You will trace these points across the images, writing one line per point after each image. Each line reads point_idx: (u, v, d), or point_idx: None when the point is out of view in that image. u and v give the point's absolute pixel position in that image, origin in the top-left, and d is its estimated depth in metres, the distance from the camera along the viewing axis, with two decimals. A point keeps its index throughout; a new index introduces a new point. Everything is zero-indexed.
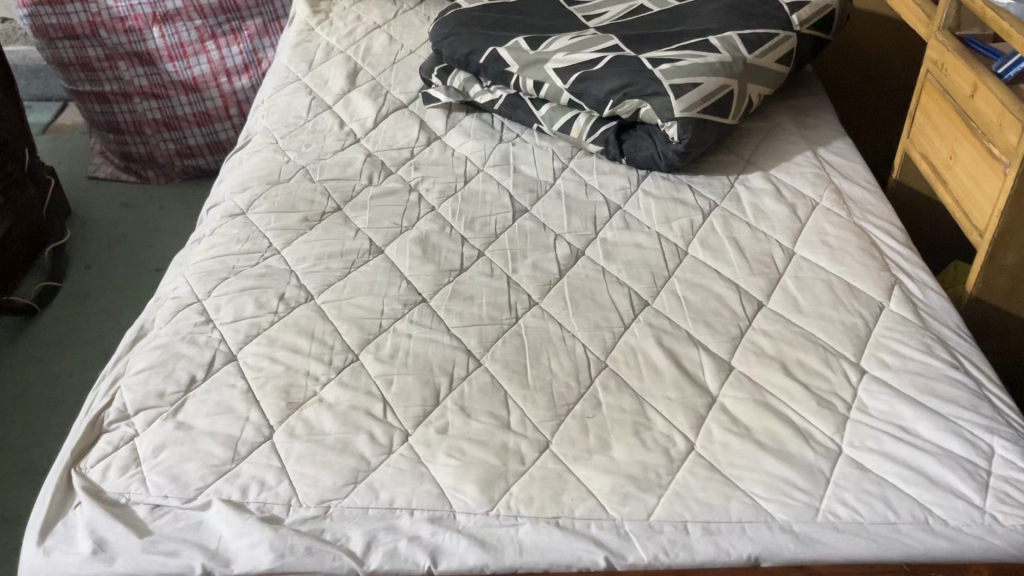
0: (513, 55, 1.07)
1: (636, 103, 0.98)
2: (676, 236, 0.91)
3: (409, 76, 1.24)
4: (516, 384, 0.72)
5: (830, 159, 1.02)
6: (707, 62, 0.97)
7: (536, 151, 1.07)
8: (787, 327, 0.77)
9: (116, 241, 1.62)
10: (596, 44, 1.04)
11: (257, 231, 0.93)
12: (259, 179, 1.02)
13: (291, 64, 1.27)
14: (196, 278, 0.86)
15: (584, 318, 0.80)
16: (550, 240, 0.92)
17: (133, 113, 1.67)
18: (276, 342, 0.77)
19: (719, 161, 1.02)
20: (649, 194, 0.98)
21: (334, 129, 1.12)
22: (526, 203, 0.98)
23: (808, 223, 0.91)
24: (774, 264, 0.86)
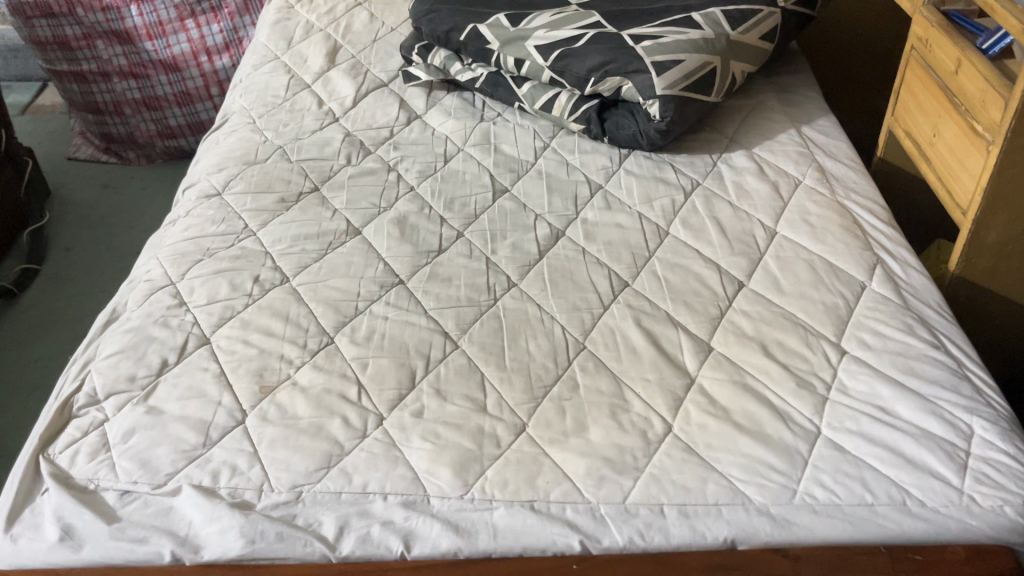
0: (494, 32, 1.05)
1: (618, 81, 0.96)
2: (657, 216, 0.90)
3: (390, 54, 1.22)
4: (493, 367, 0.71)
5: (814, 137, 1.01)
6: (690, 38, 0.96)
7: (518, 130, 1.05)
8: (767, 307, 0.76)
9: (96, 223, 1.60)
10: (578, 20, 1.02)
11: (233, 212, 0.92)
12: (236, 159, 1.00)
13: (270, 42, 1.25)
14: (170, 259, 0.85)
15: (563, 299, 0.79)
16: (530, 221, 0.90)
17: (112, 93, 1.64)
18: (250, 325, 0.76)
19: (702, 140, 1.01)
20: (630, 174, 0.96)
21: (312, 108, 1.10)
22: (506, 183, 0.97)
23: (791, 202, 0.90)
24: (755, 243, 0.85)
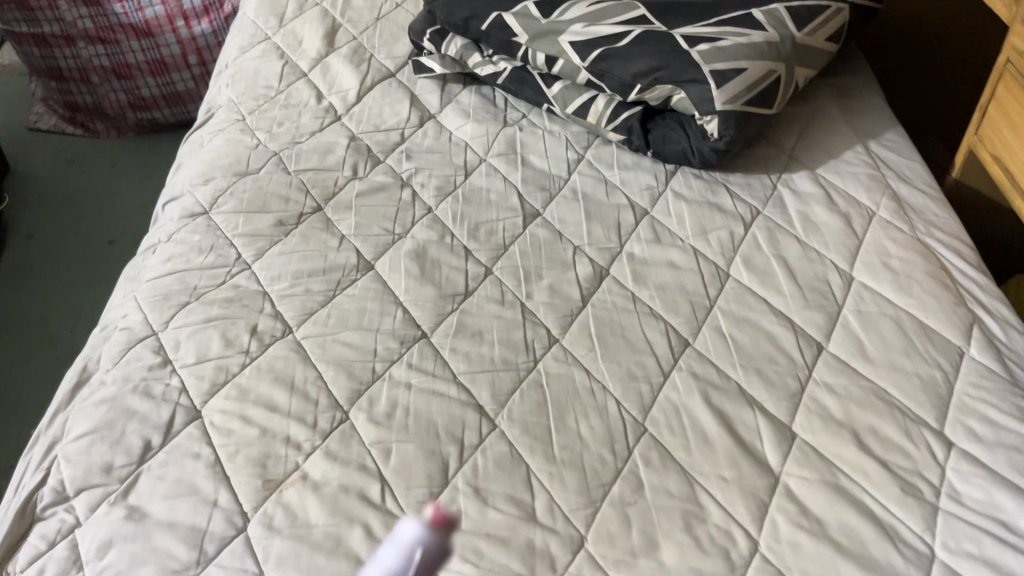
0: (521, 23, 0.91)
1: (668, 89, 0.84)
2: (715, 253, 0.78)
3: (396, 37, 1.08)
4: (540, 456, 0.60)
5: (884, 155, 0.89)
6: (752, 42, 0.83)
7: (547, 137, 0.92)
8: (854, 380, 0.66)
9: (62, 204, 1.45)
10: (620, 12, 0.88)
11: (223, 238, 0.79)
12: (224, 168, 0.87)
13: (258, 18, 1.10)
14: (148, 301, 0.72)
15: (614, 363, 0.67)
16: (568, 255, 0.79)
17: (77, 59, 1.47)
18: (248, 395, 0.64)
19: (758, 155, 0.89)
20: (680, 197, 0.85)
21: (310, 103, 0.97)
22: (538, 205, 0.84)
23: (866, 240, 0.79)
24: (831, 293, 0.74)
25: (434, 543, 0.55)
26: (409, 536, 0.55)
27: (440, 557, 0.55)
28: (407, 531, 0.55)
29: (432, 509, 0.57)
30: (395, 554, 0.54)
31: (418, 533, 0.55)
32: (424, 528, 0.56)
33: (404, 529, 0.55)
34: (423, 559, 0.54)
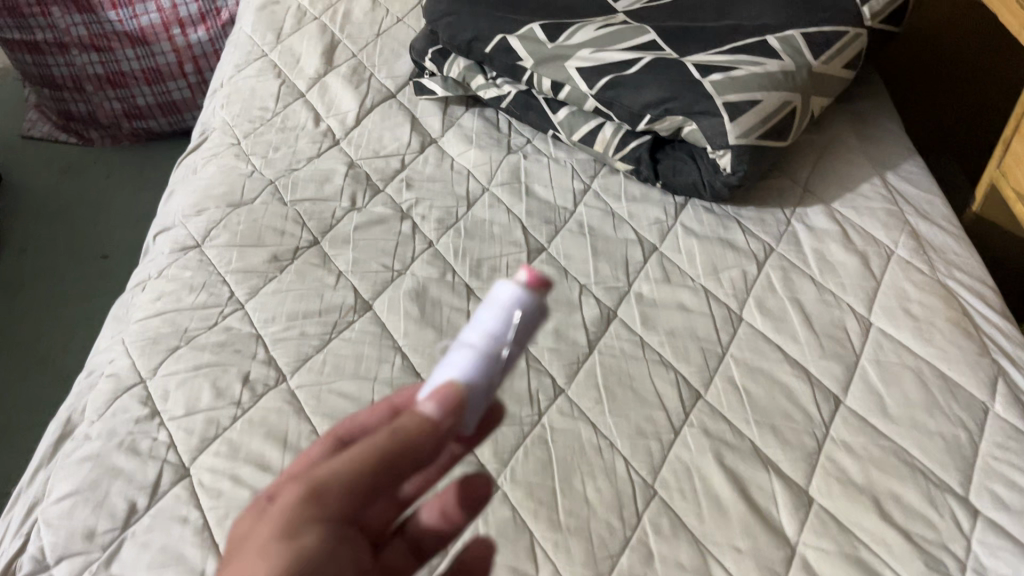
0: (526, 47, 0.88)
1: (679, 120, 0.81)
2: (726, 294, 0.75)
3: (397, 55, 1.05)
4: (545, 523, 0.58)
5: (901, 187, 0.86)
6: (768, 72, 0.80)
7: (552, 165, 0.89)
8: (874, 440, 0.63)
9: (54, 216, 1.42)
10: (630, 37, 0.85)
11: (215, 275, 0.76)
12: (217, 198, 0.84)
13: (255, 34, 1.07)
14: (137, 345, 0.69)
15: (623, 418, 0.65)
16: (574, 294, 0.76)
17: (71, 67, 1.44)
18: (239, 452, 0.61)
19: (772, 187, 0.86)
20: (690, 232, 0.81)
21: (307, 126, 0.93)
22: (543, 239, 0.81)
23: (885, 282, 0.76)
24: (848, 340, 0.71)
25: (537, 311, 0.42)
26: (510, 310, 0.41)
27: (537, 321, 0.42)
28: (511, 304, 0.41)
29: (527, 274, 0.42)
30: (494, 322, 0.41)
31: (521, 298, 0.41)
32: (526, 294, 0.41)
33: (503, 291, 0.41)
34: (518, 329, 0.41)
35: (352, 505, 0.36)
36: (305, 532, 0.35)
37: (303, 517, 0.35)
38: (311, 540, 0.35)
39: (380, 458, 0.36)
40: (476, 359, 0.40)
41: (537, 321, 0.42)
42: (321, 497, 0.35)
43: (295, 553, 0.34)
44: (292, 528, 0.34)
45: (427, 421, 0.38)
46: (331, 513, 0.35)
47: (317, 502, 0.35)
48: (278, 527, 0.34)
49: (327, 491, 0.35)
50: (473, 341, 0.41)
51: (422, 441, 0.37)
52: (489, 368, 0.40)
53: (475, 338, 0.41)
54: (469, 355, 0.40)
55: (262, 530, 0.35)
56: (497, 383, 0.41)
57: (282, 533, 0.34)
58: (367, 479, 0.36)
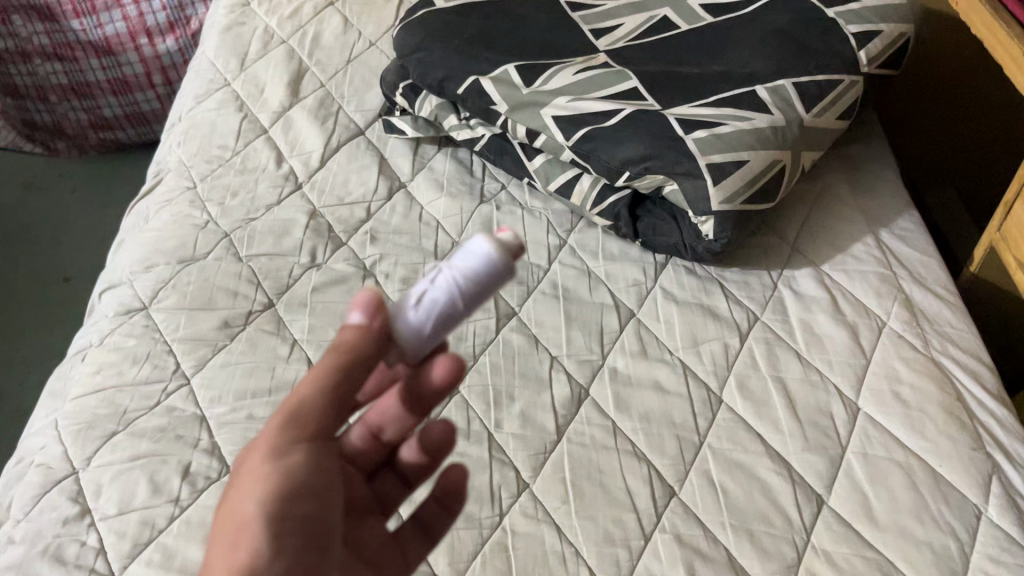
0: (500, 90, 0.82)
1: (660, 179, 0.76)
2: (706, 371, 0.71)
3: (367, 84, 0.99)
4: None
5: (894, 247, 0.81)
6: (755, 129, 0.75)
7: (527, 217, 0.84)
8: (858, 552, 0.59)
9: (17, 235, 1.36)
10: (610, 84, 0.80)
11: (161, 344, 0.71)
12: (168, 252, 0.79)
13: (218, 60, 1.01)
14: (72, 430, 0.65)
15: (589, 521, 0.60)
16: (544, 369, 0.71)
17: (34, 76, 1.36)
18: (173, 561, 0.57)
19: (758, 246, 0.81)
20: (670, 297, 0.77)
21: (268, 167, 0.88)
22: (513, 303, 0.76)
23: (875, 359, 0.71)
24: (834, 430, 0.66)
25: (503, 274, 0.41)
26: (471, 254, 0.41)
27: (500, 282, 0.42)
28: (477, 248, 0.42)
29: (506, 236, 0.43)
30: (455, 258, 0.42)
31: (489, 253, 0.41)
32: (495, 251, 0.41)
33: (475, 241, 0.42)
34: (479, 281, 0.41)
35: (324, 421, 0.42)
36: (291, 452, 0.41)
37: (287, 438, 0.41)
38: (299, 457, 0.41)
39: (336, 372, 0.42)
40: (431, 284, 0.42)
41: (502, 280, 0.42)
42: (298, 419, 0.42)
43: (287, 469, 0.40)
44: (280, 449, 0.41)
45: (360, 328, 0.43)
46: (308, 431, 0.42)
47: (296, 425, 0.42)
48: (266, 449, 0.41)
49: (301, 410, 0.42)
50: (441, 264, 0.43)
51: (371, 350, 0.43)
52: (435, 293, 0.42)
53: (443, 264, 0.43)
54: (430, 286, 0.42)
55: (254, 457, 0.41)
56: (449, 324, 0.42)
57: (271, 456, 0.41)
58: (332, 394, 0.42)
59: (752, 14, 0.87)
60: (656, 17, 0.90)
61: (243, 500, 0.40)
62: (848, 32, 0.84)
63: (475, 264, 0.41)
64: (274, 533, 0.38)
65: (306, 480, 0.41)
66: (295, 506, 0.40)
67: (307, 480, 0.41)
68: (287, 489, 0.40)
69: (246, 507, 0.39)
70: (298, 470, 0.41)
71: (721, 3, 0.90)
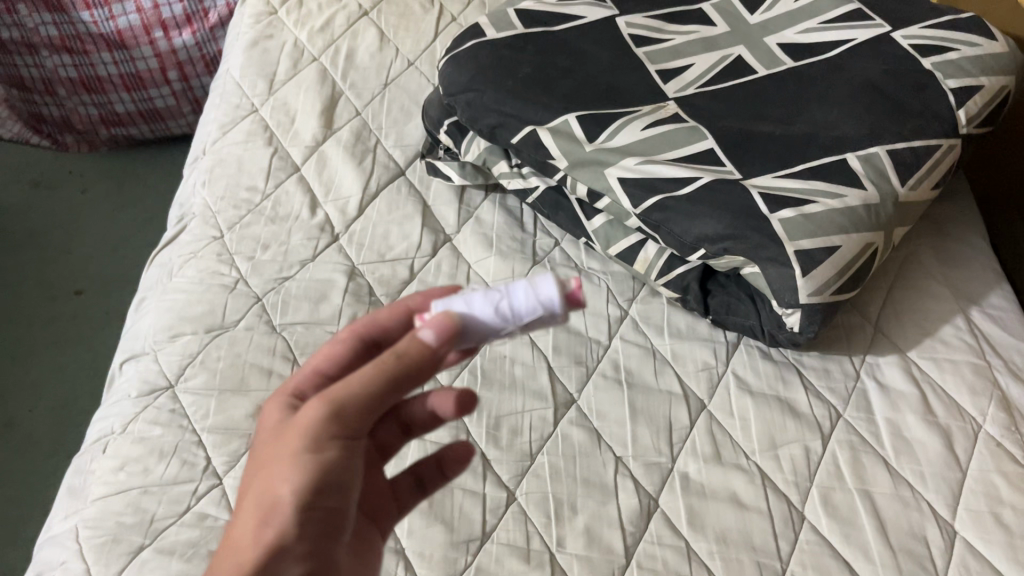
0: (560, 144, 0.74)
1: (739, 261, 0.69)
2: (787, 482, 0.65)
3: (407, 114, 0.91)
4: None
5: (986, 328, 0.74)
6: (848, 208, 0.67)
7: (584, 283, 0.77)
8: None
9: (23, 241, 1.29)
10: (684, 144, 0.72)
11: (189, 434, 0.65)
12: (194, 320, 0.72)
13: (244, 83, 0.92)
14: (95, 543, 0.59)
15: None
16: (609, 473, 0.64)
17: (41, 69, 1.26)
18: None
19: (838, 326, 0.74)
20: (743, 387, 0.70)
21: (302, 216, 0.81)
22: (573, 388, 0.69)
23: (971, 472, 0.65)
24: (930, 561, 0.61)
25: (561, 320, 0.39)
26: (532, 285, 0.39)
27: (553, 322, 0.39)
28: (542, 283, 0.39)
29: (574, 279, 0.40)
30: (520, 282, 0.40)
31: (552, 294, 0.38)
32: (560, 294, 0.39)
33: (547, 282, 0.39)
34: (535, 319, 0.39)
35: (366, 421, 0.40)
36: (326, 449, 0.39)
37: (326, 434, 0.39)
38: (333, 459, 0.39)
39: (389, 378, 0.38)
40: (481, 295, 0.40)
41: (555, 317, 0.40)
42: (343, 420, 0.39)
43: (320, 467, 0.39)
44: (317, 446, 0.39)
45: (423, 347, 0.39)
46: (350, 430, 0.39)
47: (338, 423, 0.39)
48: (305, 438, 0.39)
49: (347, 415, 0.39)
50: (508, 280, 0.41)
51: (430, 363, 0.39)
52: (478, 303, 0.40)
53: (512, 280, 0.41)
54: (486, 307, 0.40)
55: (292, 441, 0.39)
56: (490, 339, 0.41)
57: (309, 451, 0.39)
58: (380, 401, 0.39)
59: (838, 59, 0.79)
60: (731, 58, 0.81)
61: (272, 482, 0.39)
62: (946, 87, 0.76)
63: (533, 299, 0.39)
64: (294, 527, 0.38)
65: (335, 478, 0.40)
66: (318, 505, 0.39)
67: (336, 480, 0.40)
68: (315, 490, 0.39)
69: (276, 486, 0.39)
70: (328, 473, 0.39)
71: (802, 43, 0.81)
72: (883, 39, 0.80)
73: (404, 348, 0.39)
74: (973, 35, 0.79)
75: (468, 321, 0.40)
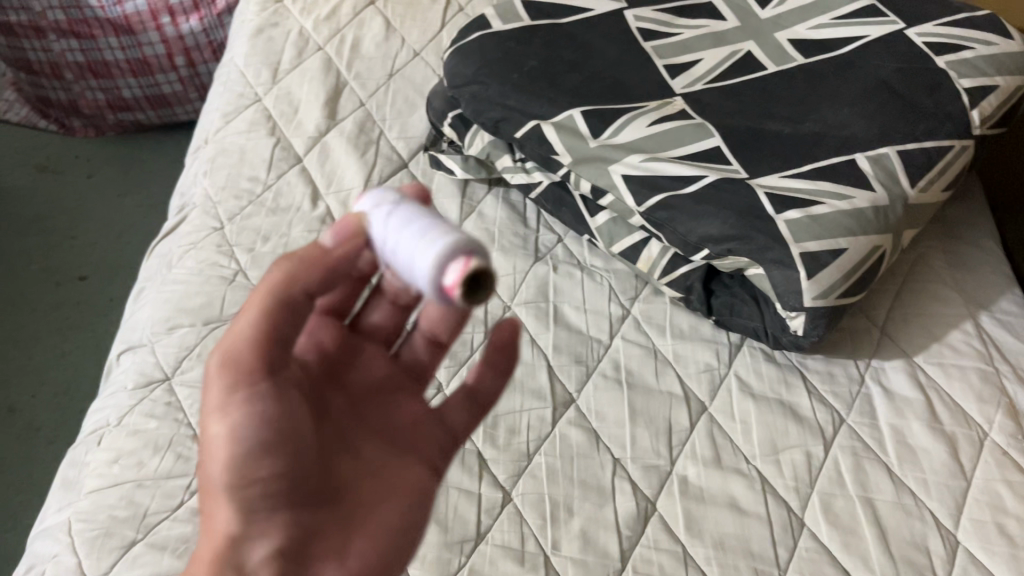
0: (564, 139, 0.73)
1: (744, 261, 0.68)
2: (787, 488, 0.64)
3: (412, 105, 0.90)
4: None
5: (996, 333, 0.73)
6: (856, 210, 0.66)
7: (586, 281, 0.76)
8: None
9: (28, 225, 1.29)
10: (689, 141, 0.71)
11: (183, 428, 0.65)
12: (192, 311, 0.71)
13: (247, 71, 0.91)
14: (87, 536, 0.59)
15: None
16: (606, 475, 0.64)
17: (48, 53, 1.25)
18: None
19: (844, 330, 0.73)
20: (746, 390, 0.69)
21: (303, 207, 0.80)
22: (572, 388, 0.68)
23: (975, 481, 0.64)
24: (931, 572, 0.60)
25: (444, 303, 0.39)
26: (417, 262, 0.38)
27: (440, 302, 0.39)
28: (426, 250, 0.38)
29: (454, 274, 0.37)
30: (420, 233, 0.39)
31: (423, 282, 0.38)
32: (432, 284, 0.38)
33: (423, 269, 0.38)
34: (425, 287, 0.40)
35: (263, 364, 0.42)
36: (234, 406, 0.42)
37: (228, 392, 0.42)
38: (245, 414, 0.42)
39: (265, 310, 0.42)
40: (389, 231, 0.41)
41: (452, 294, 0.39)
42: (235, 370, 0.42)
43: (235, 428, 0.42)
44: (222, 412, 0.42)
45: (322, 248, 0.43)
46: (248, 376, 0.42)
47: (231, 372, 0.42)
48: (212, 411, 0.42)
49: (234, 363, 0.42)
50: (429, 218, 0.41)
51: (302, 274, 0.42)
52: (389, 225, 0.41)
53: (434, 218, 0.41)
54: (389, 253, 0.41)
55: (206, 417, 0.43)
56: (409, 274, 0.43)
57: (218, 420, 0.42)
58: (268, 332, 0.42)
59: (850, 57, 0.77)
60: (740, 53, 0.79)
61: (206, 464, 0.43)
62: (960, 87, 0.74)
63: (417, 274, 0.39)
64: (239, 506, 0.43)
65: (262, 429, 0.42)
66: (257, 469, 0.43)
67: (259, 437, 0.42)
68: (240, 456, 0.42)
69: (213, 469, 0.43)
70: (244, 432, 0.42)
71: (813, 40, 0.79)
72: (897, 36, 0.78)
73: (265, 283, 0.42)
74: (988, 33, 0.78)
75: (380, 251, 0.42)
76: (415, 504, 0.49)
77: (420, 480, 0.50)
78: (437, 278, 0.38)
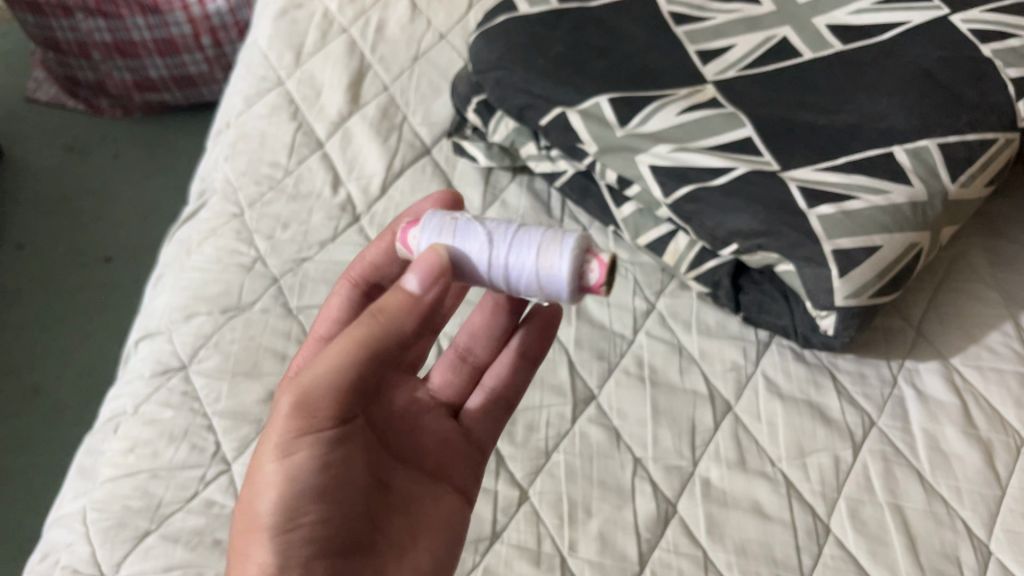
0: (590, 128, 0.71)
1: (772, 258, 0.66)
2: (813, 492, 0.62)
3: (435, 91, 0.88)
4: None
5: None
6: (893, 205, 0.63)
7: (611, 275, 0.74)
8: None
9: (56, 205, 1.29)
10: (719, 129, 0.68)
11: (199, 418, 0.64)
12: (209, 299, 0.70)
13: (271, 52, 0.89)
14: (101, 527, 0.59)
15: None
16: (626, 475, 0.62)
17: (76, 32, 1.24)
18: None
19: (878, 329, 0.70)
20: (773, 390, 0.67)
21: (323, 194, 0.79)
22: (593, 384, 0.67)
23: (1011, 490, 0.62)
24: None
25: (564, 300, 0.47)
26: (549, 266, 0.45)
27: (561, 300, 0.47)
28: (558, 265, 0.45)
29: (593, 276, 0.46)
30: (536, 248, 0.46)
31: (559, 281, 0.45)
32: (569, 279, 0.45)
33: (557, 269, 0.45)
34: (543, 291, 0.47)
35: (327, 413, 0.46)
36: (295, 450, 0.45)
37: (292, 436, 0.45)
38: (303, 457, 0.46)
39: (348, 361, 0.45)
40: (484, 242, 0.47)
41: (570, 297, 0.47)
42: (306, 413, 0.45)
43: (290, 470, 0.45)
44: (283, 452, 0.45)
45: (411, 293, 0.45)
46: (315, 425, 0.46)
47: (303, 419, 0.45)
48: (273, 449, 0.45)
49: (308, 408, 0.45)
50: (520, 231, 0.47)
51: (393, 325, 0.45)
52: (488, 257, 0.47)
53: (522, 229, 0.47)
54: (488, 257, 0.47)
55: (264, 452, 0.46)
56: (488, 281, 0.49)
57: (278, 458, 0.45)
58: (343, 382, 0.45)
59: (892, 44, 0.74)
60: (776, 38, 0.76)
61: (252, 500, 0.46)
62: (1006, 77, 0.71)
63: (548, 277, 0.45)
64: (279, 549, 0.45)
65: (309, 473, 0.46)
66: (300, 509, 0.45)
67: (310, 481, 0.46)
68: (292, 496, 0.45)
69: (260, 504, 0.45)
70: (297, 475, 0.45)
71: (855, 25, 0.76)
72: (941, 23, 0.74)
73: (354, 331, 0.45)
74: None
75: (476, 264, 0.47)
76: (446, 545, 0.53)
77: (452, 516, 0.54)
78: (583, 272, 0.46)
